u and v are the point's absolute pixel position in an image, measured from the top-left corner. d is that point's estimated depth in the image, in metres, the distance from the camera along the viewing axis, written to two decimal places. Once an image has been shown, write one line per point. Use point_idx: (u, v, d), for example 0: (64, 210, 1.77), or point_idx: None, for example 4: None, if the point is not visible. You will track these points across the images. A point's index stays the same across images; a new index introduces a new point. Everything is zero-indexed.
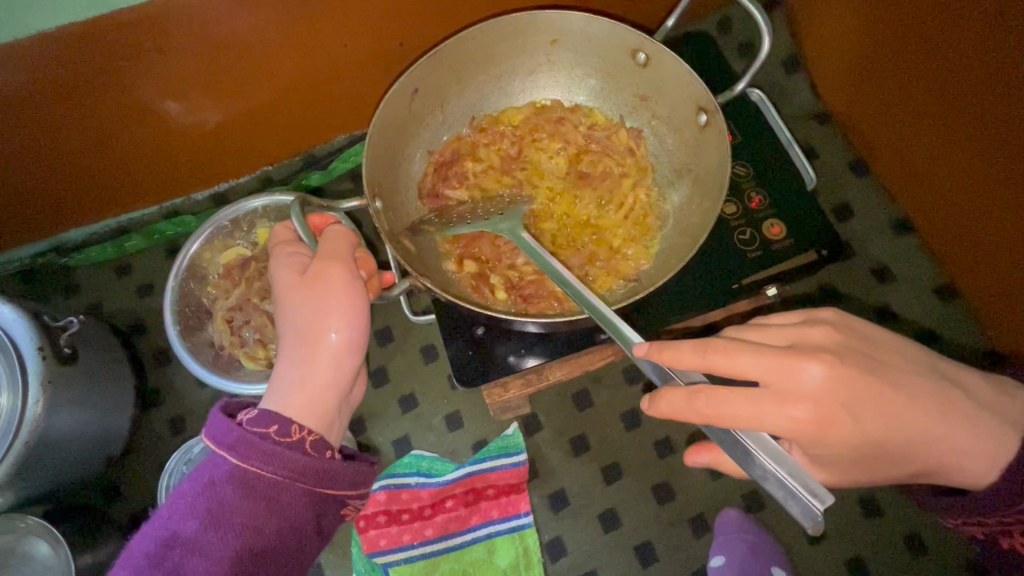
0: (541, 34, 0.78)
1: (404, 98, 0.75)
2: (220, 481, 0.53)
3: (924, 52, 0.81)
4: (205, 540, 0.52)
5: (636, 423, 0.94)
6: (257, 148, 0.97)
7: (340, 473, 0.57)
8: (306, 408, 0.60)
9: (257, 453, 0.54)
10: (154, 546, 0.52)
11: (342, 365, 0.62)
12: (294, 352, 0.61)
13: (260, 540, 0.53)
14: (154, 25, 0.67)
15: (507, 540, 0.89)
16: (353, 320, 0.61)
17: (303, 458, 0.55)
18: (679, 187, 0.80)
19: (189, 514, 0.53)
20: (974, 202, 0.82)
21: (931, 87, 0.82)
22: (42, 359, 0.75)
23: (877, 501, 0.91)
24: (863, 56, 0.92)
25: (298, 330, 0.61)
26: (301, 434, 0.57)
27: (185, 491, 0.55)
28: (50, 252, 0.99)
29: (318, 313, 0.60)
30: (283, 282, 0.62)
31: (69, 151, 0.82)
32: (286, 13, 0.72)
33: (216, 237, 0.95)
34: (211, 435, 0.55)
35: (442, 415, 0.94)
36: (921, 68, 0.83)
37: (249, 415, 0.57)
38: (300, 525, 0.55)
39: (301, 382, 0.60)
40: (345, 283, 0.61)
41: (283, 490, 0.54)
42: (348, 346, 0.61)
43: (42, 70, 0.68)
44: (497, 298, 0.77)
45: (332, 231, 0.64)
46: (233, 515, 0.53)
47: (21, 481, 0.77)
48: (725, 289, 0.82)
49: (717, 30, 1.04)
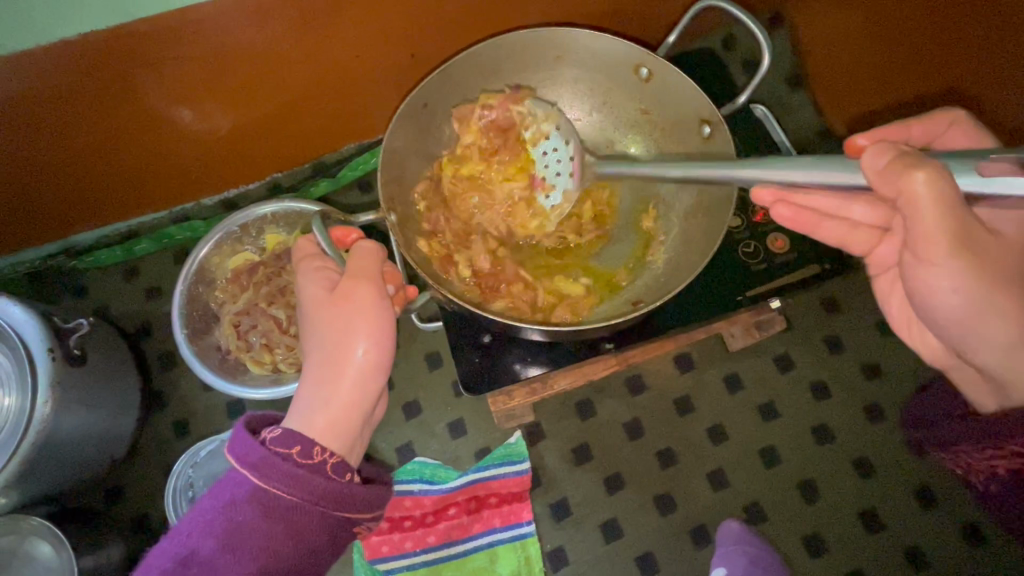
0: (546, 49, 0.80)
1: (415, 112, 0.77)
2: (240, 500, 0.54)
3: (906, 47, 0.85)
4: (221, 561, 0.53)
5: (638, 432, 0.95)
6: (270, 155, 0.99)
7: (358, 498, 0.57)
8: (328, 429, 0.61)
9: (279, 474, 0.54)
10: (170, 562, 0.53)
11: (366, 386, 0.62)
12: (319, 372, 0.62)
13: (275, 561, 0.55)
14: (175, 32, 0.69)
15: (508, 549, 0.89)
16: (378, 342, 0.62)
17: (324, 482, 0.55)
18: (682, 197, 0.80)
19: (207, 533, 0.54)
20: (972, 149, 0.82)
21: (918, 77, 0.85)
22: (51, 359, 0.75)
23: (878, 514, 0.92)
24: (854, 55, 0.95)
25: (324, 350, 0.62)
26: (323, 455, 0.57)
27: (204, 507, 0.56)
28: (60, 254, 1.01)
29: (345, 332, 0.61)
30: (313, 299, 0.63)
31: (86, 154, 0.83)
32: (302, 23, 0.73)
33: (225, 241, 0.96)
34: (233, 452, 0.55)
35: (446, 422, 0.95)
36: (908, 63, 0.86)
37: (272, 433, 0.56)
38: (314, 548, 0.56)
39: (325, 403, 0.61)
40: (374, 303, 0.62)
41: (301, 513, 0.54)
42: (373, 366, 0.62)
43: (61, 76, 0.69)
44: (507, 304, 0.78)
45: (359, 248, 0.64)
46: (250, 536, 0.53)
47: (25, 482, 0.77)
48: (729, 301, 0.83)
49: (721, 47, 1.06)
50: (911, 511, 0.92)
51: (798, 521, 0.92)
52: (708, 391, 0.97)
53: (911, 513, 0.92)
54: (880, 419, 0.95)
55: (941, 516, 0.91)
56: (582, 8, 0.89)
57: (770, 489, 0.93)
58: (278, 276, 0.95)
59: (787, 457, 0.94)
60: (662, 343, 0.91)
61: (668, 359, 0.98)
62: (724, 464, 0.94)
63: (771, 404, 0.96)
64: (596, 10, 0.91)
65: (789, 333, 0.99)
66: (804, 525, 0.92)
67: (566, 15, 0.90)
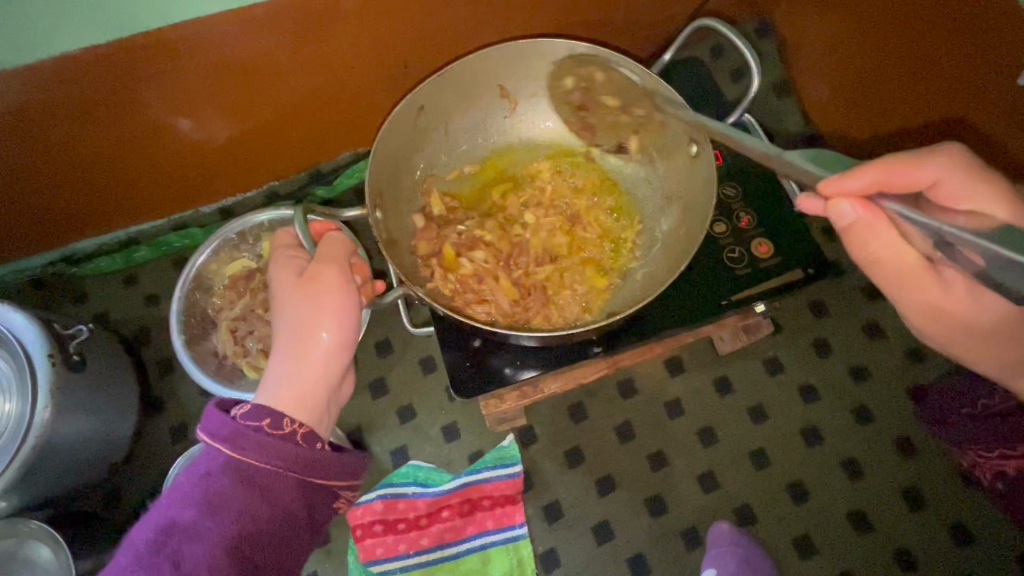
0: (547, 60, 0.81)
1: (412, 113, 0.78)
2: (215, 472, 0.55)
3: (928, 48, 0.81)
4: (204, 527, 0.53)
5: (629, 436, 0.96)
6: (269, 163, 1.01)
7: (332, 463, 0.60)
8: (295, 402, 0.62)
9: (251, 444, 0.56)
10: (152, 534, 0.53)
11: (331, 363, 0.65)
12: (285, 350, 0.64)
13: (256, 526, 0.55)
14: (175, 46, 0.71)
15: (501, 551, 0.90)
16: (342, 321, 0.65)
17: (295, 449, 0.58)
18: (669, 216, 0.83)
19: (186, 503, 0.54)
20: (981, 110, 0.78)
21: (925, 60, 0.83)
22: (51, 365, 0.77)
23: (867, 516, 0.93)
24: (842, 60, 0.97)
25: (292, 329, 0.64)
26: (293, 426, 0.60)
27: (181, 483, 0.56)
28: (60, 262, 1.02)
29: (312, 311, 0.64)
30: (281, 284, 0.66)
31: (85, 164, 0.85)
32: (297, 37, 0.75)
33: (223, 249, 0.98)
34: (205, 428, 0.57)
35: (439, 426, 0.96)
36: (922, 65, 0.83)
37: (243, 410, 0.58)
38: (293, 513, 0.57)
39: (291, 377, 0.63)
40: (341, 284, 0.66)
41: (276, 479, 0.56)
42: (338, 343, 0.65)
43: (62, 88, 0.71)
44: (496, 309, 0.79)
45: (330, 237, 0.70)
46: (229, 502, 0.54)
47: (25, 487, 0.78)
48: (715, 305, 0.85)
49: (710, 56, 1.08)
50: (900, 512, 0.93)
51: (788, 523, 0.93)
52: (698, 395, 0.98)
53: (900, 515, 0.93)
54: (869, 422, 0.96)
55: (929, 517, 0.92)
56: (570, 18, 0.91)
57: (760, 491, 0.94)
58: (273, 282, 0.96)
59: (777, 460, 0.95)
60: (651, 347, 0.93)
61: (658, 363, 0.99)
62: (715, 467, 0.95)
63: (761, 407, 0.97)
64: (584, 21, 0.93)
65: (778, 336, 1.00)
66: (793, 526, 0.92)
67: (558, 26, 0.92)
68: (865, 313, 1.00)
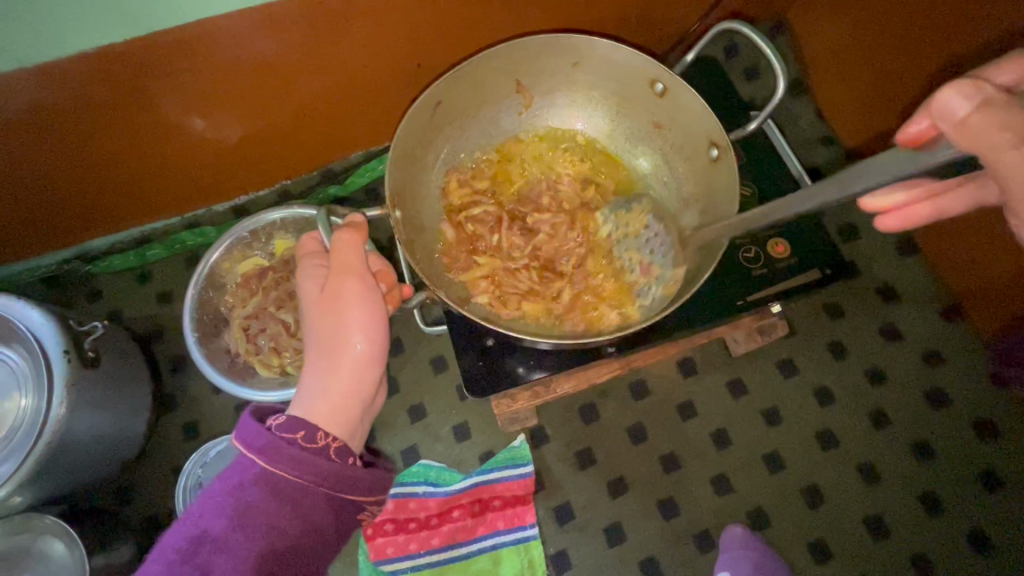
0: (563, 55, 0.80)
1: (427, 114, 0.77)
2: (248, 483, 0.55)
3: (933, 56, 0.86)
4: (235, 539, 0.54)
5: (641, 438, 0.95)
6: (286, 160, 1.01)
7: (361, 481, 0.59)
8: (331, 414, 0.63)
9: (284, 457, 0.56)
10: (184, 542, 0.54)
11: (364, 373, 0.65)
12: (319, 361, 0.64)
13: (285, 540, 0.55)
14: (187, 46, 0.71)
15: (512, 551, 0.89)
16: (372, 332, 0.65)
17: (327, 464, 0.58)
18: (687, 212, 0.82)
19: (218, 513, 0.55)
20: (924, 78, 0.89)
21: (873, 57, 0.95)
22: (67, 360, 0.77)
23: (883, 521, 0.91)
24: (836, 58, 1.02)
25: (323, 341, 0.64)
26: (326, 440, 0.60)
27: (214, 491, 0.57)
28: (75, 259, 1.03)
29: (341, 325, 0.64)
30: (310, 295, 0.66)
31: (99, 162, 0.86)
32: (312, 34, 0.75)
33: (236, 247, 0.97)
34: (240, 439, 0.57)
35: (451, 425, 0.96)
36: (872, 59, 0.96)
37: (277, 421, 0.59)
38: (322, 528, 0.57)
39: (326, 391, 0.63)
40: (365, 297, 0.65)
41: (307, 495, 0.56)
42: (371, 352, 0.65)
43: (78, 86, 0.71)
44: (525, 315, 0.79)
45: (338, 239, 0.66)
46: (260, 515, 0.55)
47: (41, 482, 0.78)
48: (731, 306, 0.84)
49: (724, 56, 1.08)
50: (915, 516, 0.91)
51: (804, 526, 0.92)
52: (710, 397, 0.97)
53: (916, 521, 0.91)
54: (885, 425, 0.95)
55: (947, 523, 0.91)
56: (588, 17, 0.91)
57: (773, 494, 0.93)
58: (286, 280, 0.96)
59: (791, 463, 0.94)
60: (665, 348, 0.92)
61: (671, 363, 0.99)
62: (728, 470, 0.94)
63: (775, 409, 0.96)
64: (596, 20, 0.93)
65: (793, 338, 0.99)
66: (808, 530, 0.91)
67: (576, 25, 0.92)
68: (880, 313, 0.99)
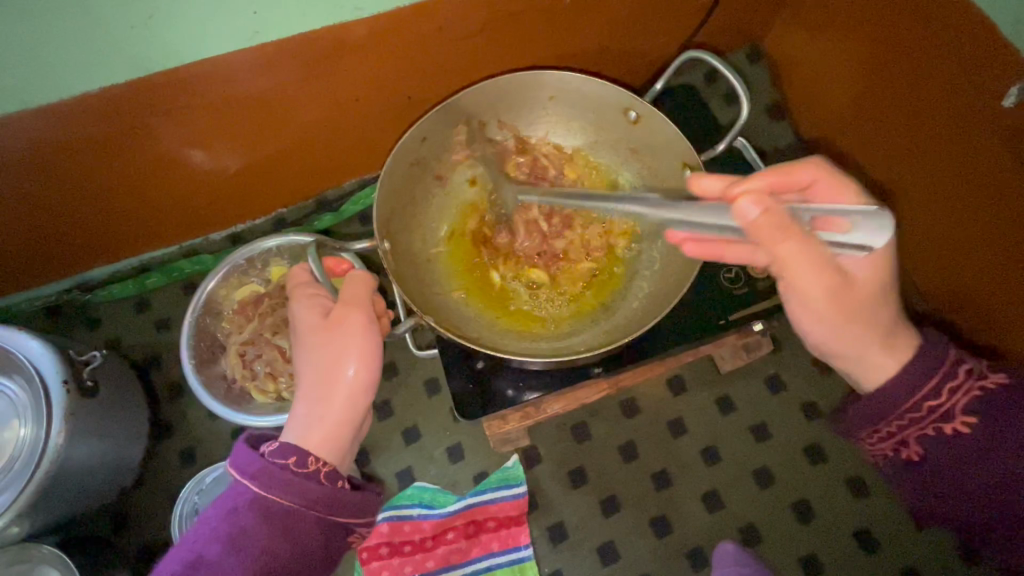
0: (540, 89, 0.85)
1: (414, 146, 0.82)
2: (242, 507, 0.57)
3: (910, 110, 0.90)
4: (228, 562, 0.55)
5: (633, 455, 0.96)
6: (279, 190, 1.04)
7: (351, 502, 0.61)
8: (322, 442, 0.64)
9: (277, 482, 0.58)
10: (179, 566, 0.55)
11: (357, 401, 0.66)
12: (312, 389, 0.66)
13: (277, 562, 0.57)
14: (187, 83, 0.74)
15: (506, 572, 0.90)
16: (367, 360, 0.66)
17: (317, 488, 0.59)
18: (668, 232, 0.85)
19: (212, 538, 0.56)
20: (905, 127, 0.92)
21: (858, 105, 1.00)
22: (65, 390, 0.79)
23: (873, 535, 0.92)
24: (819, 89, 1.06)
25: (316, 369, 0.66)
26: (317, 465, 0.61)
27: (209, 516, 0.58)
28: (74, 289, 1.05)
29: (334, 352, 0.66)
30: (304, 324, 0.68)
31: (101, 194, 0.88)
32: (307, 69, 0.79)
33: (232, 274, 1.00)
34: (234, 464, 0.59)
35: (445, 447, 0.97)
36: (858, 106, 1.00)
37: (271, 447, 0.61)
38: (312, 550, 0.58)
39: (319, 418, 0.64)
40: (363, 326, 0.67)
41: (297, 519, 0.58)
42: (365, 381, 0.66)
43: (81, 124, 0.74)
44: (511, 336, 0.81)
45: (353, 276, 0.71)
46: (253, 539, 0.56)
47: (38, 512, 0.79)
48: (713, 326, 0.86)
49: (704, 82, 1.12)
50: (904, 529, 0.92)
51: (794, 541, 0.92)
52: (699, 414, 0.99)
53: (907, 533, 0.92)
54: None
55: (936, 536, 0.92)
56: (572, 50, 0.95)
57: (764, 509, 0.94)
58: (282, 307, 0.98)
59: (780, 478, 0.95)
60: (653, 367, 0.94)
61: (661, 382, 1.00)
62: (719, 487, 0.95)
63: (763, 425, 0.98)
64: (580, 53, 0.97)
65: (779, 354, 1.01)
66: (799, 545, 0.92)
67: (561, 58, 0.96)
68: None
